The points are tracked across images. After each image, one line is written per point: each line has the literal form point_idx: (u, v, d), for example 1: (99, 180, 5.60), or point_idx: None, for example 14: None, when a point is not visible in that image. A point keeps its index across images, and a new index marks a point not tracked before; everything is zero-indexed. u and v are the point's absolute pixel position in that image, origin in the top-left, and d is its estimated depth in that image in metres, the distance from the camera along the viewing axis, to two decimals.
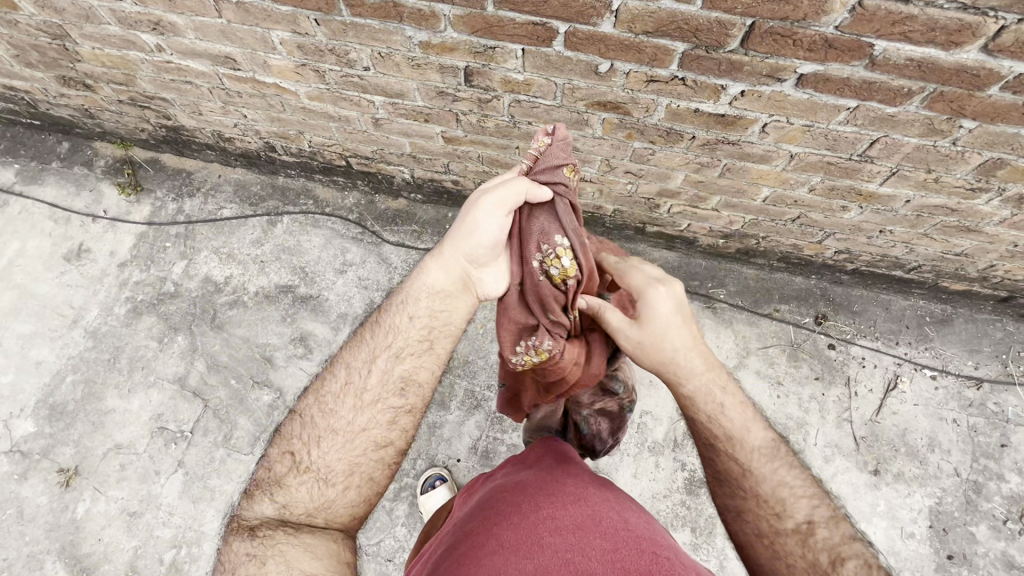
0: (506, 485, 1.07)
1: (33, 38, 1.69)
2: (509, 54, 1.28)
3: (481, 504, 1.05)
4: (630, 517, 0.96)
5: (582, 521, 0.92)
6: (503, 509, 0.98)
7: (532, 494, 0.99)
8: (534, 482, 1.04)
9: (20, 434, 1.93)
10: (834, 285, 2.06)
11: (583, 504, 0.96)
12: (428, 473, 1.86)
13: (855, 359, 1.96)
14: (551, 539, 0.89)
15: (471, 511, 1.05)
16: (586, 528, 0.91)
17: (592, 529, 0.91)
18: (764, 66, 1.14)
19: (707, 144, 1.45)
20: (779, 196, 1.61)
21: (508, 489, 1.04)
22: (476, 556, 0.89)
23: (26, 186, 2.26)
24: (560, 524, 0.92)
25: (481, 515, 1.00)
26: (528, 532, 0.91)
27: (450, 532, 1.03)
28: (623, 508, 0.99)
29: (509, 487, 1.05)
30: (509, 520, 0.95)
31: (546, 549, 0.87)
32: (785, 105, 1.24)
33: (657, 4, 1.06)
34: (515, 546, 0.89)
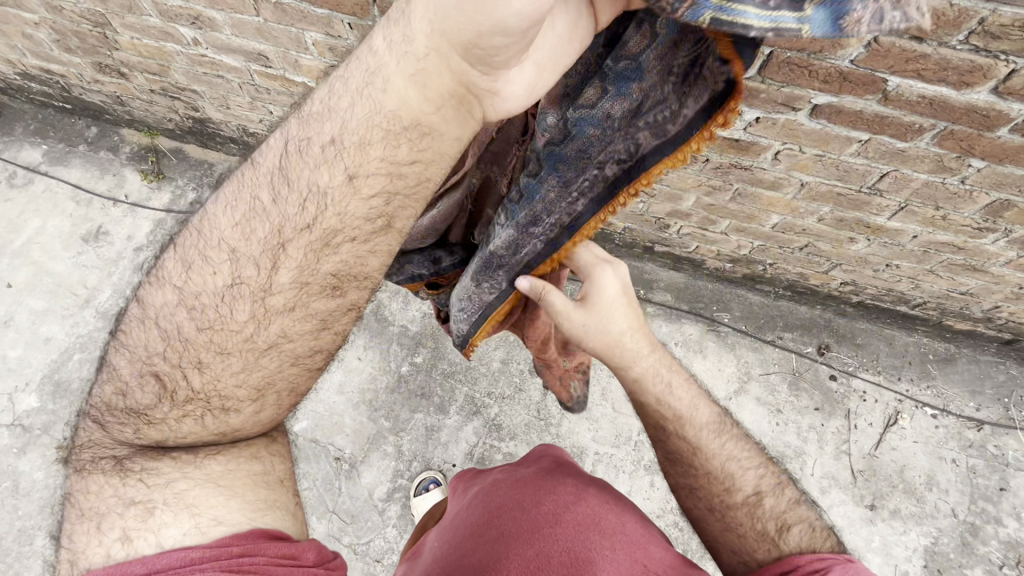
0: (507, 476, 1.08)
1: (75, 24, 1.75)
2: None
3: (478, 495, 1.07)
4: (626, 514, 0.98)
5: (584, 517, 0.93)
6: (504, 499, 1.00)
7: (530, 486, 1.02)
8: (532, 474, 1.06)
9: (23, 409, 1.95)
10: (838, 317, 2.06)
11: (581, 498, 0.98)
12: (423, 476, 1.86)
13: (856, 393, 1.98)
14: (551, 534, 0.89)
15: (474, 501, 1.06)
16: (587, 522, 0.92)
17: (592, 524, 0.92)
18: (780, 94, 1.18)
19: (720, 167, 1.48)
20: (788, 224, 1.63)
21: (507, 482, 1.05)
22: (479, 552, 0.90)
23: (52, 166, 2.32)
24: (560, 517, 0.93)
25: (483, 507, 1.01)
26: (530, 527, 0.91)
27: (455, 523, 1.04)
28: (619, 504, 1.01)
29: (507, 478, 1.07)
30: (508, 510, 0.97)
31: (548, 542, 0.88)
32: (798, 134, 1.27)
33: None
34: (517, 535, 0.90)
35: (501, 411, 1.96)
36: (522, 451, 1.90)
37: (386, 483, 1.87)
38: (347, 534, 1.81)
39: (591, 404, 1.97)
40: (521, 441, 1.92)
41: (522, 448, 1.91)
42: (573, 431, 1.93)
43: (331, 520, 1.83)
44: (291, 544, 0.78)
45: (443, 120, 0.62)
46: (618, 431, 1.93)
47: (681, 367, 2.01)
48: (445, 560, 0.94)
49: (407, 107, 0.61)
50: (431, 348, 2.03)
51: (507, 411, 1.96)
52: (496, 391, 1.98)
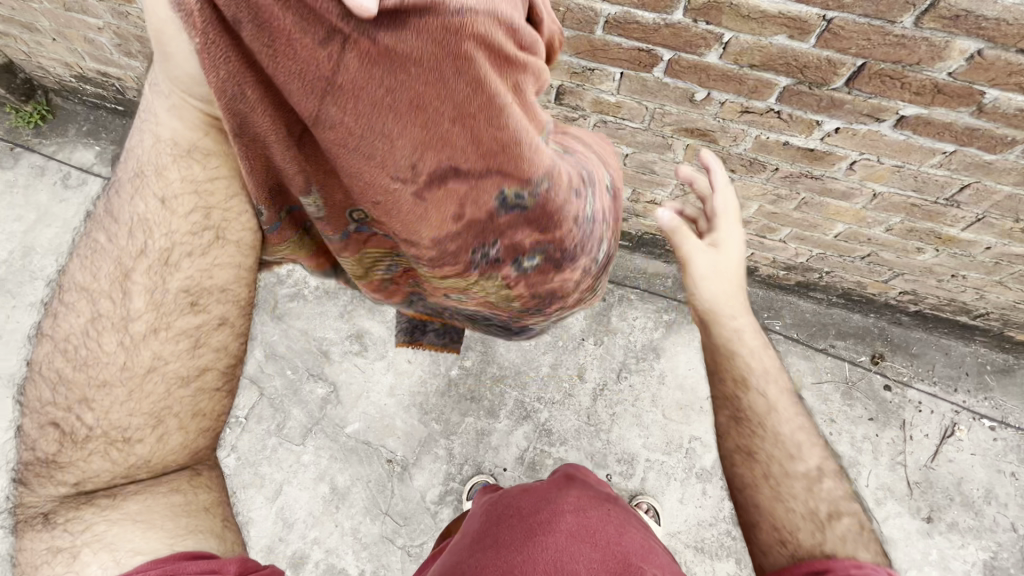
0: (517, 493, 1.36)
1: (139, 30, 1.76)
2: (606, 76, 1.31)
3: (493, 509, 1.34)
4: (620, 531, 1.19)
5: (572, 526, 1.17)
6: (507, 514, 1.27)
7: (534, 503, 1.27)
8: (539, 491, 1.33)
9: None
10: (893, 326, 2.03)
11: (577, 515, 1.21)
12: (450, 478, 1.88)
13: (912, 403, 1.95)
14: (539, 537, 1.14)
15: (484, 517, 1.33)
16: (577, 534, 1.14)
17: (583, 536, 1.14)
18: (866, 106, 1.16)
19: (790, 177, 1.46)
20: (853, 233, 1.60)
21: (514, 497, 1.33)
22: (478, 550, 1.18)
23: (105, 167, 2.36)
24: (556, 530, 1.15)
25: (491, 517, 1.29)
26: (523, 531, 1.18)
27: (468, 532, 1.32)
28: (612, 522, 1.23)
29: (520, 495, 1.34)
30: (509, 524, 1.22)
31: (535, 548, 1.11)
32: (878, 144, 1.25)
33: (768, 40, 1.07)
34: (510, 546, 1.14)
35: (551, 417, 1.96)
36: (574, 457, 1.91)
37: (438, 486, 1.89)
38: (401, 535, 1.84)
39: (642, 410, 1.96)
40: (571, 446, 1.92)
41: (574, 453, 1.91)
42: (623, 438, 1.93)
43: (385, 522, 1.85)
44: (212, 560, 0.73)
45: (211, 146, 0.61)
46: (668, 438, 1.93)
47: None
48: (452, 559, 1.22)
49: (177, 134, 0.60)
50: (481, 352, 2.04)
51: (557, 416, 1.96)
52: (545, 396, 1.98)
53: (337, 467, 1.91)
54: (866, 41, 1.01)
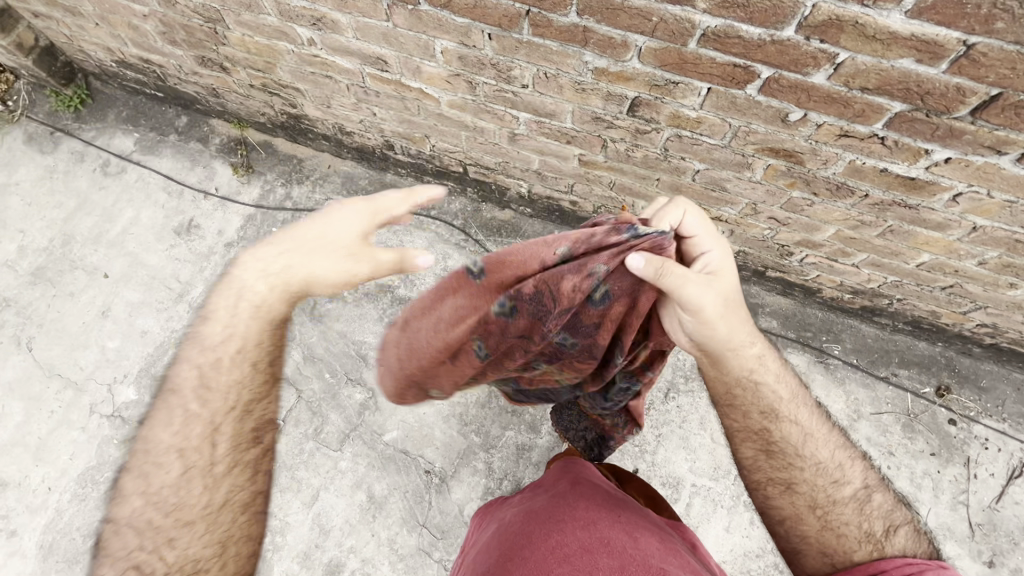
0: (523, 514, 1.21)
1: (185, 18, 1.69)
2: (692, 91, 1.21)
3: (497, 532, 1.21)
4: (637, 534, 1.11)
5: (589, 545, 1.06)
6: (519, 535, 1.14)
7: (544, 520, 1.15)
8: (545, 507, 1.21)
9: (122, 400, 1.99)
10: (961, 356, 1.91)
11: (589, 527, 1.12)
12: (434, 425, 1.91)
13: (978, 439, 1.84)
14: (562, 566, 1.03)
15: (488, 540, 1.20)
16: (594, 550, 1.05)
17: (600, 550, 1.05)
18: (990, 137, 1.04)
19: (879, 204, 1.35)
20: (939, 263, 1.49)
21: (518, 522, 1.18)
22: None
23: (144, 155, 2.32)
24: (569, 549, 1.06)
25: (498, 547, 1.13)
26: (542, 561, 1.05)
27: (473, 567, 1.14)
28: (630, 526, 1.13)
29: (524, 514, 1.20)
30: (521, 548, 1.10)
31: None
32: (991, 177, 1.14)
33: (891, 63, 0.96)
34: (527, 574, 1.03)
35: None
36: None
37: (477, 500, 1.85)
38: (438, 548, 1.80)
39: (689, 433, 1.89)
40: None
41: None
42: (669, 461, 1.86)
43: (421, 534, 1.82)
44: None
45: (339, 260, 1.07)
46: (716, 463, 1.85)
47: None
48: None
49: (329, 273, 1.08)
50: None
51: None
52: None
53: (374, 476, 1.88)
54: (1009, 70, 0.90)
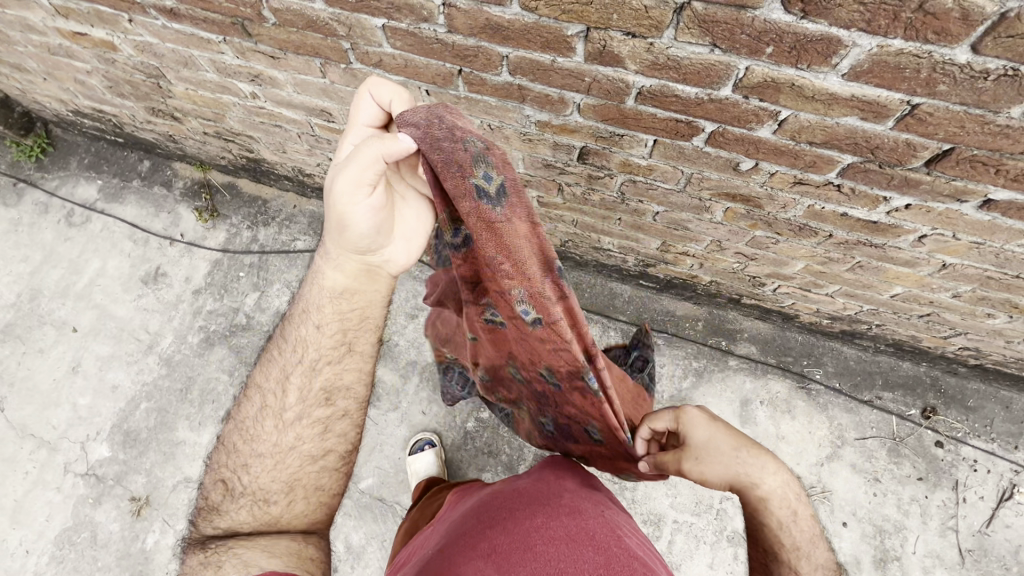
0: (505, 494, 1.11)
1: (128, 75, 1.65)
2: (638, 142, 1.15)
3: (475, 509, 1.11)
4: (624, 534, 1.02)
5: (576, 532, 0.98)
6: (498, 514, 1.04)
7: (527, 502, 1.06)
8: (530, 489, 1.11)
9: (96, 458, 1.96)
10: (947, 375, 1.86)
11: (576, 516, 1.02)
12: (418, 437, 1.90)
13: (965, 462, 1.79)
14: (545, 547, 0.95)
15: (463, 519, 1.10)
16: (580, 540, 0.97)
17: (585, 541, 0.97)
18: (947, 187, 0.98)
19: (845, 243, 1.29)
20: (913, 295, 1.43)
21: (503, 497, 1.10)
22: (469, 556, 0.95)
23: (108, 203, 2.28)
24: (554, 534, 0.97)
25: (477, 519, 1.05)
26: (524, 541, 0.96)
27: (446, 536, 1.06)
28: (616, 523, 1.05)
29: (506, 493, 1.11)
30: (501, 525, 1.01)
31: (538, 561, 0.92)
32: (955, 222, 1.08)
33: (835, 120, 0.90)
34: (507, 553, 0.94)
35: None
36: None
37: None
38: None
39: None
40: None
41: None
42: (649, 497, 1.83)
43: None
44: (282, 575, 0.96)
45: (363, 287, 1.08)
46: (698, 497, 1.81)
47: (767, 430, 1.86)
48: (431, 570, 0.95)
49: (340, 284, 1.07)
50: None
51: None
52: None
53: (350, 525, 1.85)
54: (959, 128, 0.84)
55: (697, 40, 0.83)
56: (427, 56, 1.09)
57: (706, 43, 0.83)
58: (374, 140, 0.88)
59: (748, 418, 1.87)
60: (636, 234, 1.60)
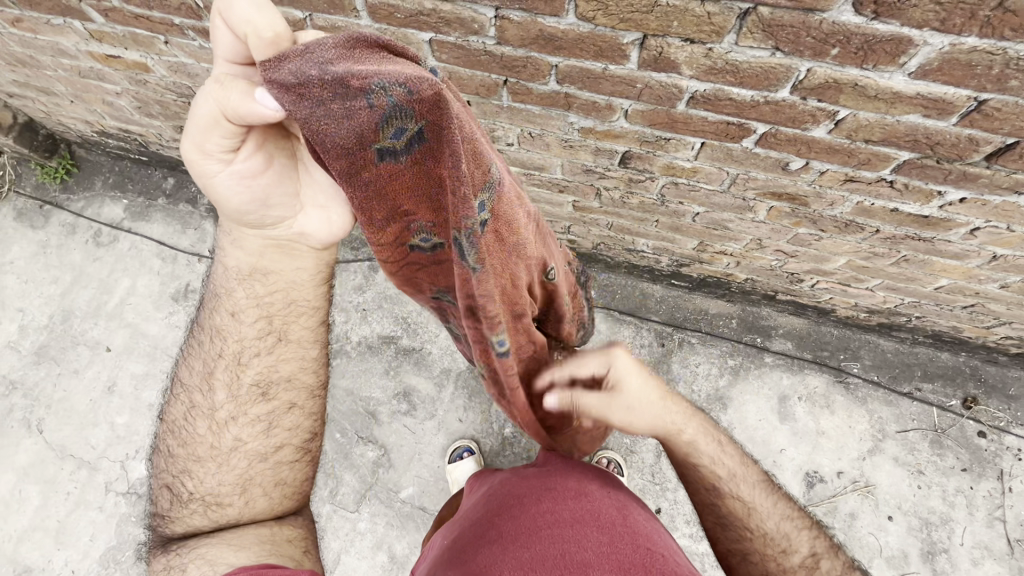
0: (511, 481, 1.11)
1: (159, 95, 1.65)
2: (685, 145, 1.14)
3: (483, 499, 1.11)
4: (628, 514, 1.02)
5: (580, 515, 0.97)
6: (505, 501, 1.04)
7: (532, 487, 1.05)
8: (535, 475, 1.10)
9: (136, 476, 1.97)
10: (987, 365, 1.85)
11: (580, 497, 1.02)
12: (456, 444, 1.91)
13: (1009, 451, 1.78)
14: (548, 530, 0.94)
15: (472, 508, 1.11)
16: (585, 521, 0.96)
17: (590, 522, 0.96)
18: (1008, 180, 0.98)
19: (892, 238, 1.28)
20: (959, 287, 1.42)
21: (511, 484, 1.10)
22: (478, 544, 0.96)
23: (134, 222, 2.29)
24: (559, 516, 0.97)
25: (487, 506, 1.06)
26: (529, 525, 0.96)
27: (460, 525, 1.07)
28: (621, 503, 1.04)
29: (513, 480, 1.11)
30: (508, 512, 1.01)
31: (542, 543, 0.92)
32: (1011, 214, 1.07)
33: (896, 118, 0.90)
34: (513, 538, 0.94)
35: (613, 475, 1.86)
36: None
37: None
38: None
39: None
40: None
41: None
42: (690, 497, 1.82)
43: None
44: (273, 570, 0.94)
45: (269, 263, 1.05)
46: None
47: (807, 425, 1.85)
48: (447, 561, 0.97)
49: (245, 263, 1.05)
50: None
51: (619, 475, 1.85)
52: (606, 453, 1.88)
53: (393, 535, 1.85)
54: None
55: (759, 44, 0.83)
56: (473, 68, 1.09)
57: (767, 47, 0.83)
58: (214, 86, 0.72)
59: (787, 415, 1.86)
60: (673, 235, 1.59)
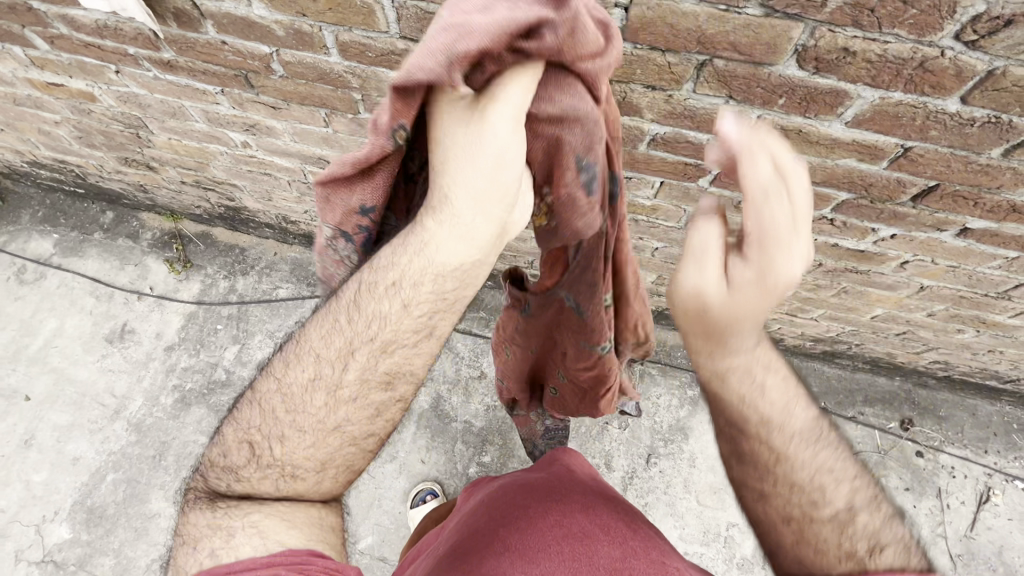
0: (516, 488, 1.05)
1: (103, 125, 1.57)
2: (645, 184, 1.20)
3: (484, 504, 1.05)
4: (638, 526, 0.96)
5: (592, 530, 0.91)
6: (510, 511, 0.97)
7: (539, 497, 0.99)
8: (540, 482, 1.04)
9: (54, 541, 1.75)
10: (919, 388, 1.99)
11: (590, 512, 0.96)
12: (419, 487, 1.83)
13: (945, 469, 1.88)
14: (557, 545, 0.88)
15: (475, 513, 1.04)
16: (596, 536, 0.90)
17: (601, 538, 0.90)
18: (931, 219, 1.08)
19: (833, 271, 1.38)
20: (892, 315, 1.53)
21: (513, 491, 1.03)
22: (482, 555, 0.89)
23: (65, 258, 2.12)
24: (568, 530, 0.91)
25: (489, 513, 0.99)
26: (537, 540, 0.89)
27: (457, 533, 1.01)
28: (631, 517, 0.99)
29: (517, 488, 1.04)
30: (514, 524, 0.94)
31: (552, 562, 0.85)
32: (935, 248, 1.18)
33: (834, 161, 0.98)
34: (520, 553, 0.87)
35: None
36: None
37: None
38: None
39: (674, 498, 1.85)
40: None
41: None
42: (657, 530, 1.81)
43: None
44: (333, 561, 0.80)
45: None
46: (705, 527, 1.81)
47: None
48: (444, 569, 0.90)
49: None
50: (499, 445, 1.89)
51: None
52: None
53: None
54: (945, 167, 0.93)
55: (714, 92, 0.90)
56: None
57: (722, 95, 0.90)
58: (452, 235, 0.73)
59: None
60: None
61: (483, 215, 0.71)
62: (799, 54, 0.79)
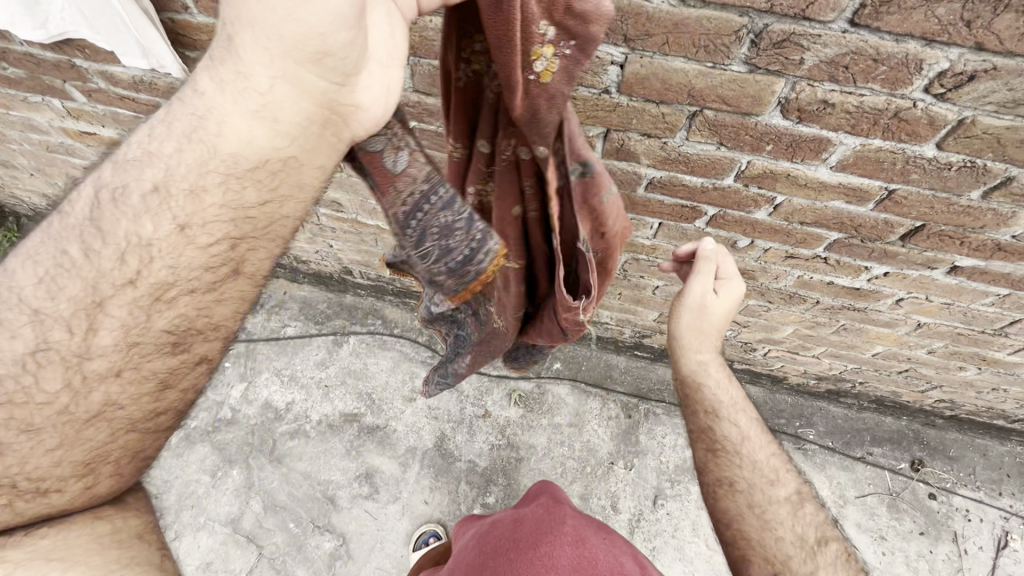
0: (507, 522, 1.07)
1: None
2: (644, 225, 1.26)
3: (476, 539, 1.07)
4: (626, 561, 0.97)
5: (579, 561, 0.93)
6: (500, 544, 1.00)
7: (528, 530, 1.01)
8: (530, 515, 1.07)
9: None
10: (927, 428, 1.98)
11: (579, 544, 0.98)
12: (422, 529, 1.80)
13: (959, 512, 1.84)
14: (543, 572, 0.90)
15: (468, 549, 1.06)
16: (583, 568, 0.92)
17: (588, 570, 0.92)
18: (921, 257, 1.12)
19: (830, 308, 1.41)
20: (892, 352, 1.55)
21: (503, 526, 1.05)
22: None
23: None
24: (556, 561, 0.93)
25: (478, 549, 1.01)
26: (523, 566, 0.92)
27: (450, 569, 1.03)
28: (620, 554, 1.00)
29: (507, 522, 1.07)
30: (504, 554, 0.97)
31: None
32: (928, 285, 1.21)
33: (823, 203, 1.04)
34: None
35: None
36: None
37: None
38: None
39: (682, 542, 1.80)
40: None
41: None
42: None
43: None
44: None
45: None
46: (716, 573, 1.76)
47: None
48: None
49: None
50: (503, 485, 1.87)
51: None
52: None
53: None
54: (928, 208, 0.98)
55: (705, 139, 0.96)
56: None
57: (713, 142, 0.96)
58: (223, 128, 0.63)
59: None
60: (634, 306, 1.69)
61: (280, 77, 0.59)
62: (783, 105, 0.86)
